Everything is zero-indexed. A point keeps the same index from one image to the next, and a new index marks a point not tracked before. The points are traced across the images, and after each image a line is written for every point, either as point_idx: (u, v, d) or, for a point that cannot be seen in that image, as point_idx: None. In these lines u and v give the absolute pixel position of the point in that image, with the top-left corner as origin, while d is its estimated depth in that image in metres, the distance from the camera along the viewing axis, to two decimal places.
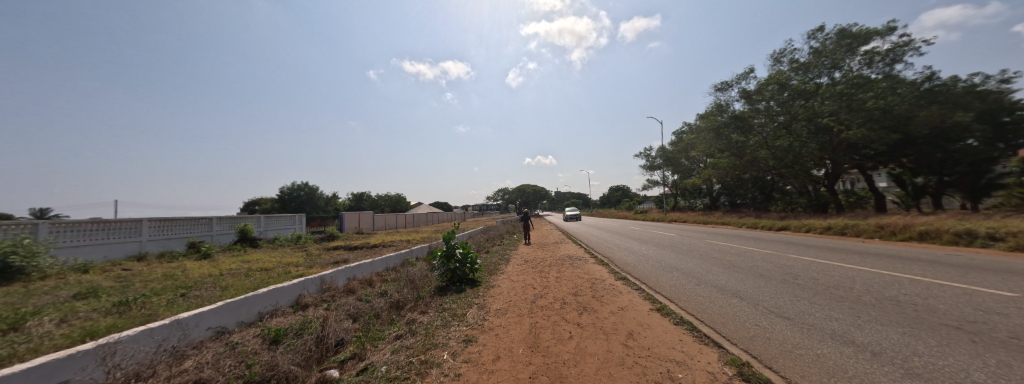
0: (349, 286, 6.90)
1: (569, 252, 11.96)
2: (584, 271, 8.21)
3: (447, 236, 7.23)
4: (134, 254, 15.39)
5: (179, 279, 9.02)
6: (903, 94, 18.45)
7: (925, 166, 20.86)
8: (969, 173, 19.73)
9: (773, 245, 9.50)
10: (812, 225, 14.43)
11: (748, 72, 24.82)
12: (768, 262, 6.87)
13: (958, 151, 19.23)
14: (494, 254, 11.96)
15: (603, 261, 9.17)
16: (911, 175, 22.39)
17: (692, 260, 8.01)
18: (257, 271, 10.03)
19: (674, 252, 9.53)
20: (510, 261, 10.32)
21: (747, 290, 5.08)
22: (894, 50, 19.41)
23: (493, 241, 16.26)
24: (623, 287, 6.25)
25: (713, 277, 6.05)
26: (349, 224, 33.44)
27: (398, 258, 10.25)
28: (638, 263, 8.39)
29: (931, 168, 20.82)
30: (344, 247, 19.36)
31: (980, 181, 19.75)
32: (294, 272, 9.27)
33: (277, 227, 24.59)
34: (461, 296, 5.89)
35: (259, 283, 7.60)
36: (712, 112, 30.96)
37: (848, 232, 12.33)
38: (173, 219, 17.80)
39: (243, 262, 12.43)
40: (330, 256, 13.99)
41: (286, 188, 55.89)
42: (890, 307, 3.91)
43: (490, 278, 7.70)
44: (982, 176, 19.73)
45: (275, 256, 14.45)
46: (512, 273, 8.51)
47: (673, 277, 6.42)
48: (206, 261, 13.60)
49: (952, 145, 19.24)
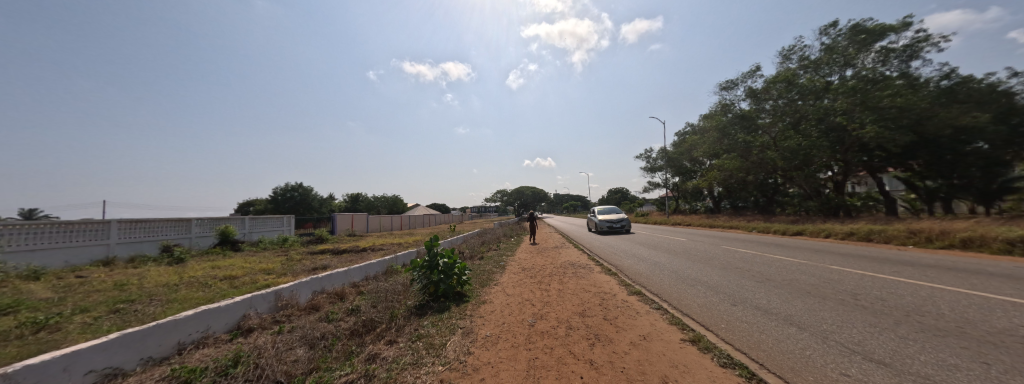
0: (313, 302, 5.80)
1: (570, 259, 10.87)
2: (590, 283, 7.14)
3: (430, 242, 6.11)
4: (100, 258, 14.28)
5: (129, 290, 7.96)
6: (922, 96, 17.33)
7: (937, 170, 19.98)
8: (980, 178, 18.74)
9: (802, 253, 8.44)
10: (831, 229, 13.44)
11: (755, 70, 23.81)
12: (808, 275, 5.82)
13: (970, 154, 18.27)
14: (488, 260, 10.90)
15: (611, 271, 8.07)
16: (919, 179, 21.60)
17: (717, 271, 6.93)
18: (222, 280, 8.98)
19: (690, 260, 8.48)
20: (506, 270, 9.20)
21: (802, 315, 4.03)
22: (911, 46, 18.27)
23: (488, 245, 15.18)
24: (639, 305, 5.20)
25: (751, 296, 4.98)
26: (341, 226, 32.33)
27: (378, 266, 9.05)
28: (653, 274, 7.31)
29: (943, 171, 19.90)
30: (331, 250, 18.30)
31: (991, 186, 18.74)
32: (260, 282, 8.21)
33: (264, 229, 23.52)
34: (443, 318, 4.79)
35: (213, 297, 6.55)
36: (717, 112, 29.95)
37: (874, 238, 11.30)
38: (146, 220, 16.67)
39: (214, 268, 11.38)
40: (310, 261, 12.93)
41: (279, 188, 54.70)
42: (1019, 347, 2.85)
43: (480, 291, 6.60)
44: (993, 180, 18.62)
45: (252, 261, 13.39)
46: (508, 284, 7.39)
47: (701, 294, 5.35)
48: (175, 267, 12.53)
49: (962, 148, 18.33)
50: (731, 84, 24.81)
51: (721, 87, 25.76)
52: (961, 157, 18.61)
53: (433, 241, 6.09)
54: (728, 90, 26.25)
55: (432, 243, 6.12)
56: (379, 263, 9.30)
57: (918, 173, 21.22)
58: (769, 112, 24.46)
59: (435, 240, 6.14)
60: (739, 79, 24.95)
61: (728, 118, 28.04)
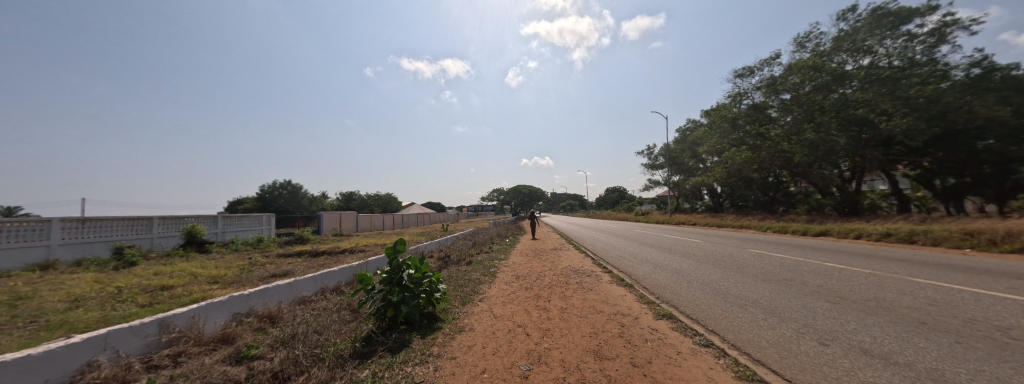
0: (225, 333, 4.17)
1: (572, 265, 9.30)
2: (601, 299, 5.61)
3: (396, 247, 4.53)
4: (38, 262, 12.60)
5: (18, 305, 6.32)
6: (950, 85, 16.00)
7: (948, 166, 18.38)
8: (991, 177, 17.29)
9: (852, 259, 6.95)
10: (861, 230, 12.04)
11: (774, 58, 23.26)
12: (900, 294, 4.31)
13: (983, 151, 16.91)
14: (476, 266, 9.33)
15: (625, 282, 6.56)
16: (928, 177, 20.07)
17: (764, 284, 5.41)
18: (147, 291, 7.33)
19: (719, 267, 6.97)
20: (496, 279, 7.61)
21: (960, 370, 2.50)
22: (939, 30, 16.84)
23: (478, 247, 13.61)
24: (676, 338, 3.70)
25: (848, 330, 3.40)
26: (329, 225, 30.65)
27: (339, 275, 7.41)
28: (680, 286, 5.76)
29: (954, 167, 18.35)
30: (306, 252, 16.70)
31: (1004, 184, 17.15)
32: (191, 297, 6.63)
33: (239, 228, 21.85)
34: (393, 364, 3.21)
35: (105, 324, 4.93)
36: (728, 105, 29.12)
37: (919, 239, 9.82)
38: (98, 219, 14.95)
39: (155, 275, 9.74)
40: (274, 266, 11.33)
41: (267, 186, 52.90)
42: None
43: (459, 311, 5.00)
44: (1006, 178, 17.04)
45: (209, 265, 11.78)
46: (497, 301, 5.78)
47: (764, 322, 3.80)
48: (116, 272, 10.88)
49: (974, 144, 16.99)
50: (748, 71, 24.49)
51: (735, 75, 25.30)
52: (975, 154, 17.25)
53: (399, 245, 4.55)
54: (743, 78, 25.37)
55: (398, 247, 4.56)
56: (344, 272, 7.64)
57: (926, 171, 19.78)
58: (778, 106, 24.05)
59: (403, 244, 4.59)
60: (756, 67, 24.39)
61: (738, 110, 27.05)
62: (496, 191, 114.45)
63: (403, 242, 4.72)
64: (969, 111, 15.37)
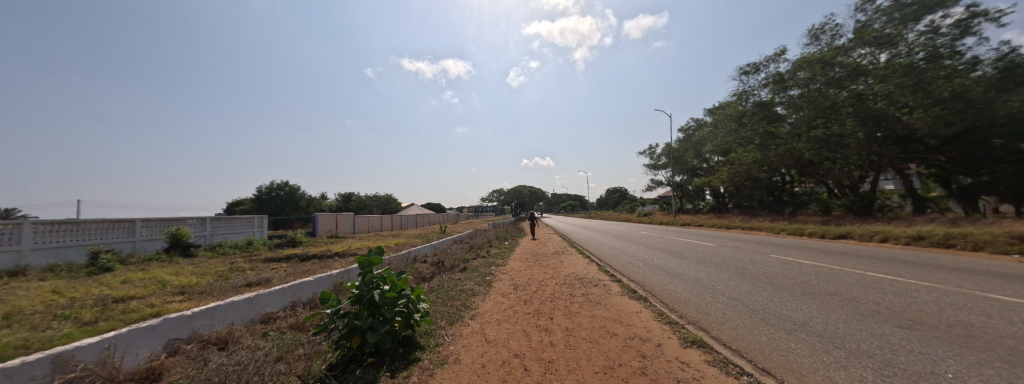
0: (151, 366, 3.29)
1: (576, 273, 8.47)
2: (612, 317, 4.79)
3: (371, 258, 3.70)
4: (7, 268, 11.78)
5: None
6: (976, 78, 15.21)
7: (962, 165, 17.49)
8: (1013, 175, 16.11)
9: (894, 267, 6.16)
10: (887, 233, 11.19)
11: (780, 54, 22.43)
12: (992, 318, 3.46)
13: (1003, 148, 15.83)
14: (471, 273, 8.47)
15: (638, 294, 5.74)
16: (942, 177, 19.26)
17: (807, 300, 4.59)
18: (98, 304, 6.47)
19: (744, 277, 6.14)
20: (492, 290, 6.79)
21: None
22: (966, 21, 15.98)
23: (475, 251, 12.74)
24: (716, 378, 2.88)
25: (948, 373, 2.58)
26: (323, 227, 29.81)
27: (315, 286, 6.55)
28: (705, 300, 4.95)
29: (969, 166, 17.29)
30: (295, 257, 15.86)
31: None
32: (143, 312, 5.82)
33: (229, 230, 21.05)
34: None
35: (25, 349, 4.09)
36: (734, 103, 28.31)
37: (957, 244, 8.95)
38: (74, 222, 14.14)
39: (121, 284, 8.92)
40: (254, 273, 10.47)
41: (264, 187, 52.03)
42: None
43: (445, 335, 4.18)
44: None
45: (186, 271, 10.98)
46: (491, 319, 4.96)
47: (830, 357, 2.96)
48: (83, 280, 10.06)
49: (993, 141, 15.97)
50: (753, 68, 23.70)
51: (739, 72, 24.48)
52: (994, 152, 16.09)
53: (375, 256, 3.72)
54: (747, 75, 24.53)
55: (372, 258, 3.72)
56: (321, 282, 6.77)
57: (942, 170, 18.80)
58: (787, 103, 23.13)
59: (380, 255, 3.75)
60: (762, 63, 23.58)
61: (745, 107, 26.23)
62: (496, 191, 113.66)
63: (380, 252, 3.89)
64: (996, 106, 14.50)
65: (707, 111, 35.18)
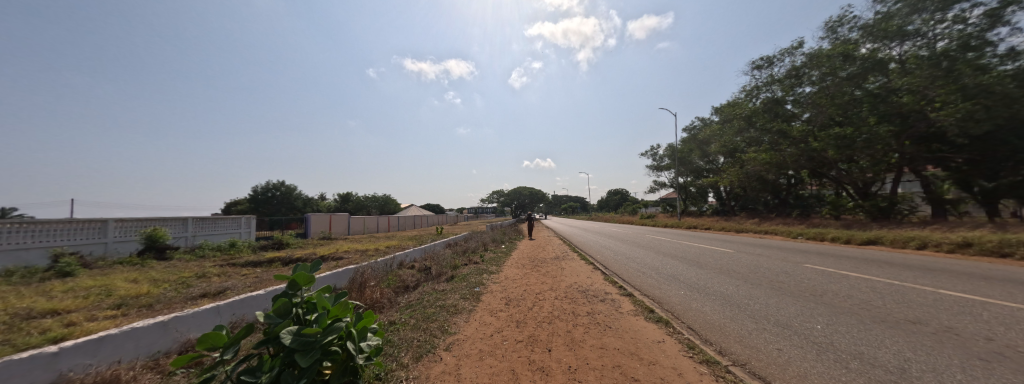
0: None
1: (579, 284, 7.38)
2: (628, 350, 3.70)
3: (298, 277, 2.61)
4: None
5: None
6: (1010, 72, 14.13)
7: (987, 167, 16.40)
8: None
9: (969, 283, 5.03)
10: (924, 238, 10.09)
11: (796, 47, 21.61)
12: None
13: None
14: (458, 284, 7.40)
15: (657, 315, 4.63)
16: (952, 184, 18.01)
17: (889, 332, 3.43)
18: (7, 321, 5.40)
19: (786, 294, 5.02)
20: (479, 306, 5.71)
21: None
22: (996, 10, 14.85)
23: (467, 256, 11.65)
24: None
25: None
26: (317, 228, 28.77)
27: (263, 302, 5.38)
28: (748, 328, 3.81)
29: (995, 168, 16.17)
30: (277, 260, 14.81)
31: None
32: (50, 331, 4.75)
33: (213, 231, 20.04)
34: None
35: None
36: (742, 101, 27.31)
37: (1014, 252, 7.87)
38: (40, 221, 13.17)
39: (63, 292, 7.86)
40: (220, 280, 9.39)
41: (259, 186, 50.97)
42: None
43: (403, 380, 3.06)
44: None
45: (148, 276, 9.93)
46: (470, 351, 3.82)
47: None
48: (29, 285, 9.01)
49: None
50: (767, 62, 22.77)
51: (752, 67, 23.56)
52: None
53: (303, 277, 2.64)
54: (760, 70, 23.64)
55: (300, 278, 2.66)
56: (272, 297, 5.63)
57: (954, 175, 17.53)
58: (800, 99, 22.14)
59: (312, 275, 2.67)
60: (775, 57, 22.70)
61: (755, 105, 25.21)
62: (496, 193, 112.60)
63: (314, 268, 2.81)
64: None
65: (712, 109, 34.19)
